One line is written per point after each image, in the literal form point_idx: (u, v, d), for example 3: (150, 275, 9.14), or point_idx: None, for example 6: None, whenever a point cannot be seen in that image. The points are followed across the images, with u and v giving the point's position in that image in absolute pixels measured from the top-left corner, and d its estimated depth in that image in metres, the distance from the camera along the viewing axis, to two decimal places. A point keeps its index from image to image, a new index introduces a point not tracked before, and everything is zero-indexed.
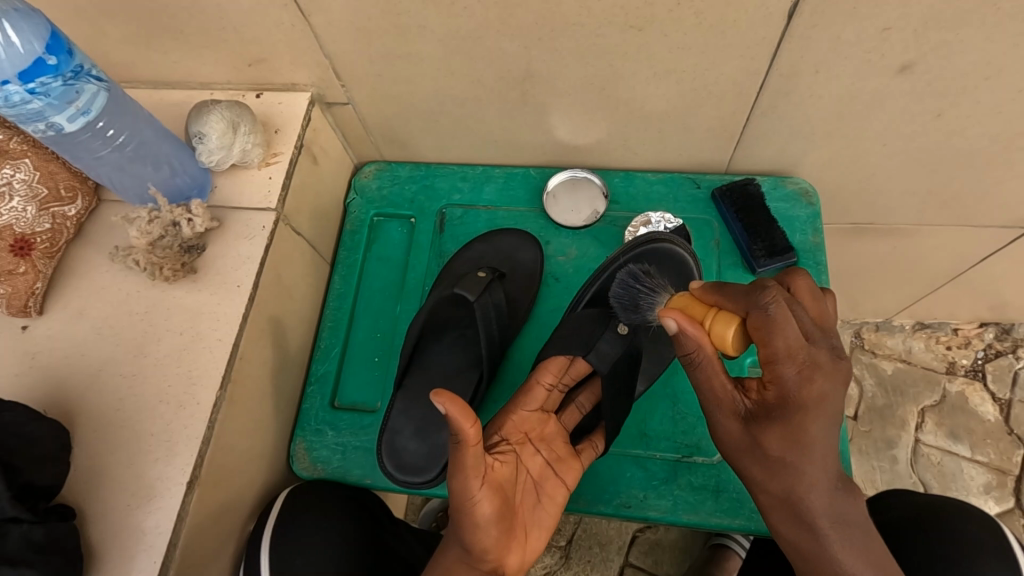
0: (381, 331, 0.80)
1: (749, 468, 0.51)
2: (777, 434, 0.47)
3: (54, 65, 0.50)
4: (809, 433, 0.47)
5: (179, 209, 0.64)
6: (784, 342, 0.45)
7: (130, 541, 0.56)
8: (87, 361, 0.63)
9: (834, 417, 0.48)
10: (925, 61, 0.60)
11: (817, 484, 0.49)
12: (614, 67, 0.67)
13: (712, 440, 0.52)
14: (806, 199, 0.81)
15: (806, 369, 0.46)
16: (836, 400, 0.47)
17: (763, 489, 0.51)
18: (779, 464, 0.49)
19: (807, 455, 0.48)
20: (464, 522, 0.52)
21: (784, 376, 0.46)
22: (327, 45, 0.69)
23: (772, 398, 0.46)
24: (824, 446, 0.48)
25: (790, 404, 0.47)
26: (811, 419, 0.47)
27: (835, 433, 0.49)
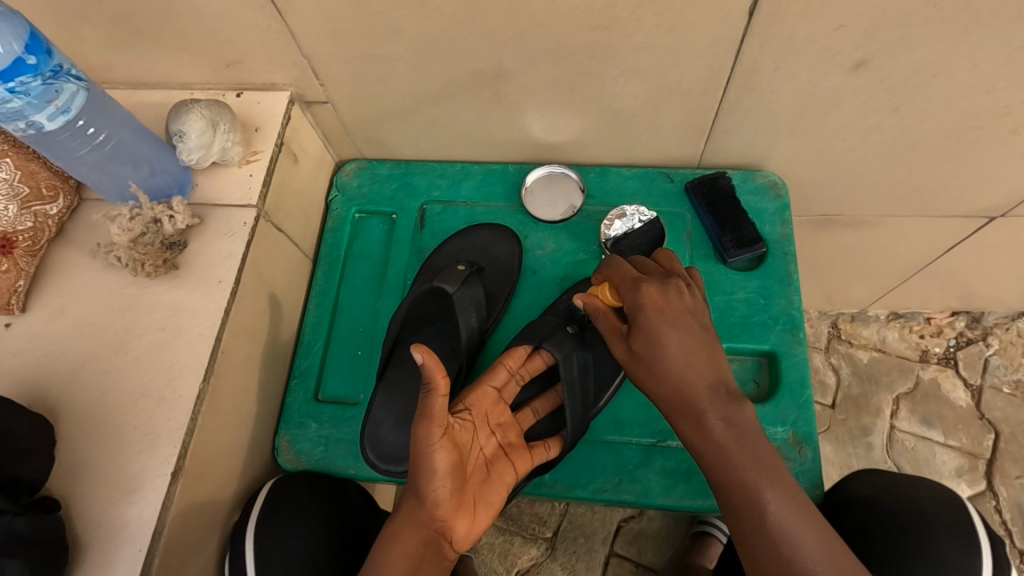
0: (363, 326, 0.81)
1: (642, 380, 0.60)
2: (654, 325, 0.59)
3: (33, 64, 0.51)
4: (659, 330, 0.59)
5: (160, 206, 0.65)
6: (628, 272, 0.64)
7: (114, 532, 0.57)
8: (69, 358, 0.64)
9: (689, 328, 0.59)
10: (878, 58, 0.63)
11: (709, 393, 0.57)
12: (584, 66, 0.69)
13: (619, 342, 0.62)
14: (775, 192, 0.83)
15: (669, 282, 0.61)
16: (679, 301, 0.60)
17: (660, 396, 0.59)
18: (654, 369, 0.59)
19: (676, 367, 0.58)
20: (419, 470, 0.54)
21: (635, 287, 0.61)
22: (303, 45, 0.70)
23: (659, 295, 0.60)
24: (683, 351, 0.58)
25: (671, 301, 0.60)
26: (654, 318, 0.59)
27: (696, 344, 0.59)
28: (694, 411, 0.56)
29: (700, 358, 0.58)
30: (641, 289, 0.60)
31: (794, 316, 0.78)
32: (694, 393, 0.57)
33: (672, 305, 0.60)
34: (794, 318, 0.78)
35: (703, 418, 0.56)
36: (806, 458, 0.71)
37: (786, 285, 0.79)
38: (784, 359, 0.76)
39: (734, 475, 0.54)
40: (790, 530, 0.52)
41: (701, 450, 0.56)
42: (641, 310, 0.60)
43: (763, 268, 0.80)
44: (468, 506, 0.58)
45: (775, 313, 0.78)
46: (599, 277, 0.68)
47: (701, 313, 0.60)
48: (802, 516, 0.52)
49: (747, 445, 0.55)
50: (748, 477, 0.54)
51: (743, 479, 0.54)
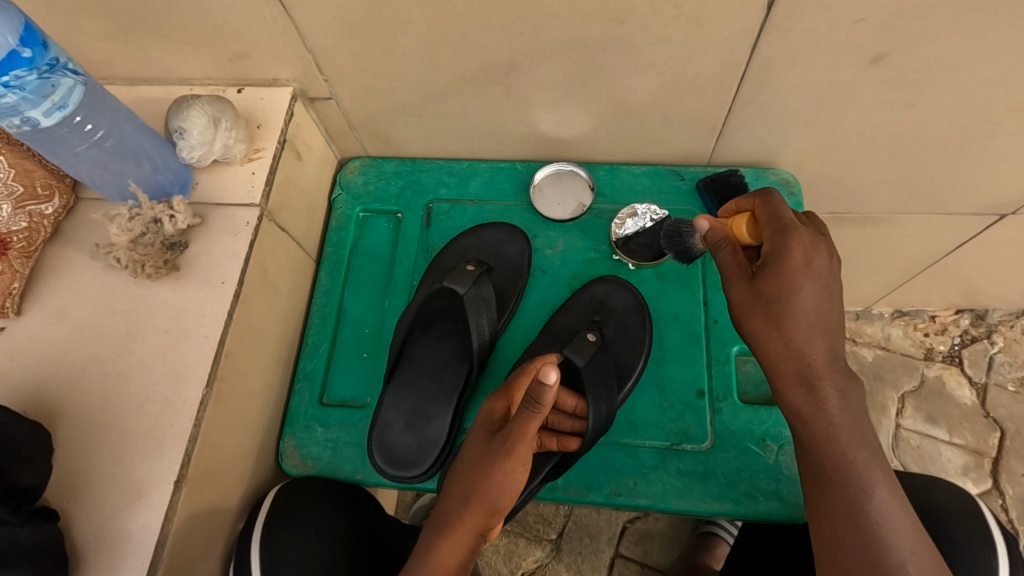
0: (369, 326, 0.80)
1: (752, 326, 0.61)
2: (799, 279, 0.58)
3: (29, 58, 0.49)
4: (803, 290, 0.58)
5: (160, 205, 0.63)
6: (777, 213, 0.61)
7: (117, 541, 0.55)
8: (68, 361, 0.61)
9: (830, 291, 0.59)
10: (898, 52, 0.62)
11: (822, 355, 0.58)
12: (597, 60, 0.67)
13: (743, 284, 0.61)
14: (788, 189, 0.82)
15: (820, 237, 0.59)
16: (827, 263, 0.59)
17: (770, 340, 0.59)
18: (779, 319, 0.58)
19: (802, 318, 0.58)
20: (496, 484, 0.54)
21: (781, 240, 0.59)
22: (307, 39, 0.68)
23: (809, 253, 0.58)
24: (814, 308, 0.58)
25: (822, 261, 0.58)
26: (800, 274, 0.58)
27: (827, 302, 0.59)
28: (812, 378, 0.58)
29: (831, 315, 0.59)
30: (791, 235, 0.58)
31: None
32: (816, 366, 0.58)
33: (815, 262, 0.58)
34: None
35: (818, 390, 0.57)
36: None
37: None
38: None
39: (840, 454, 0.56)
40: (888, 512, 0.54)
41: (809, 421, 0.58)
42: (782, 262, 0.58)
43: None
44: None
45: None
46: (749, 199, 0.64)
47: (828, 267, 0.59)
48: (900, 501, 0.55)
49: (851, 424, 0.57)
50: (857, 461, 0.56)
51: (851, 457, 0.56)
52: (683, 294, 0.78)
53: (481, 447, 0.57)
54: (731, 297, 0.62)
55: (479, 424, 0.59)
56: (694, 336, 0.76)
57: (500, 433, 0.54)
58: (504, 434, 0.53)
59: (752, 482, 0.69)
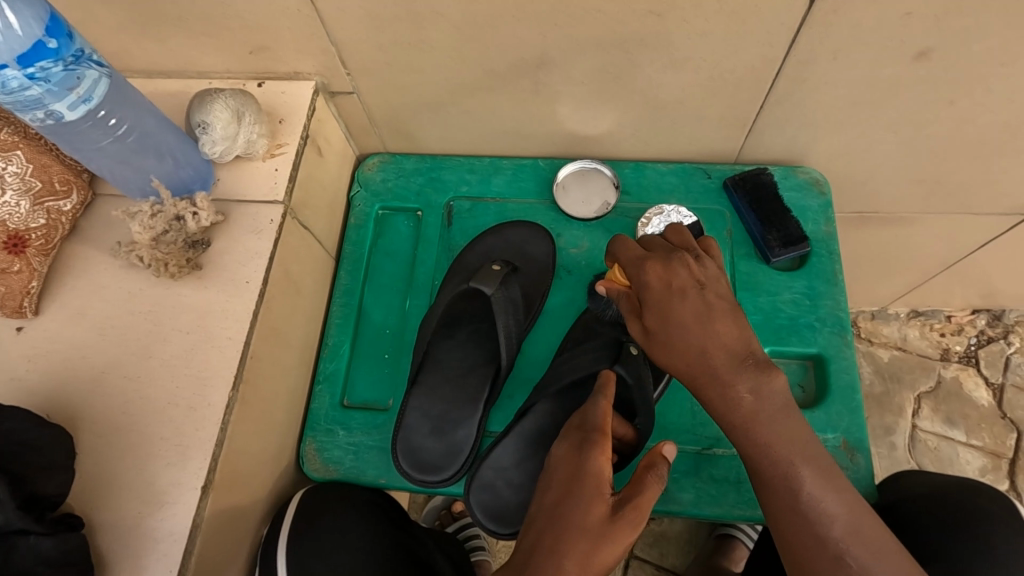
0: (390, 327, 0.78)
1: (659, 357, 0.57)
2: (668, 304, 0.56)
3: (54, 49, 0.47)
4: (673, 309, 0.56)
5: (183, 202, 0.61)
6: (633, 253, 0.60)
7: (143, 549, 0.53)
8: (88, 363, 0.60)
9: (706, 302, 0.56)
10: (943, 48, 0.60)
11: (732, 354, 0.55)
12: (631, 55, 0.65)
13: (635, 324, 0.59)
14: (818, 188, 0.80)
15: (672, 257, 0.58)
16: (687, 275, 0.57)
17: (675, 365, 0.57)
18: (670, 342, 0.56)
19: (689, 334, 0.55)
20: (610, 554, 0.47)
21: (639, 267, 0.59)
22: (332, 32, 0.66)
23: (662, 272, 0.57)
24: (696, 322, 0.55)
25: (681, 274, 0.57)
26: (664, 297, 0.56)
27: (708, 313, 0.56)
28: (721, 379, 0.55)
29: (727, 321, 0.56)
30: (645, 270, 0.58)
31: (842, 318, 0.75)
32: (715, 366, 0.55)
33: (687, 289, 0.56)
34: (841, 320, 0.75)
35: (732, 390, 0.55)
36: (858, 466, 0.69)
37: (832, 286, 0.76)
38: (832, 362, 0.73)
39: (764, 449, 0.54)
40: (822, 503, 0.52)
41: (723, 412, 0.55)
42: (649, 291, 0.57)
43: (807, 268, 0.77)
44: None
45: (822, 315, 0.75)
46: (610, 259, 0.65)
47: (688, 280, 0.57)
48: (836, 491, 0.53)
49: (776, 414, 0.54)
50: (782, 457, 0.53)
51: (775, 454, 0.54)
52: None
53: (602, 516, 0.49)
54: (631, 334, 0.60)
55: (583, 485, 0.50)
56: None
57: (626, 503, 0.49)
58: (631, 505, 0.49)
59: None
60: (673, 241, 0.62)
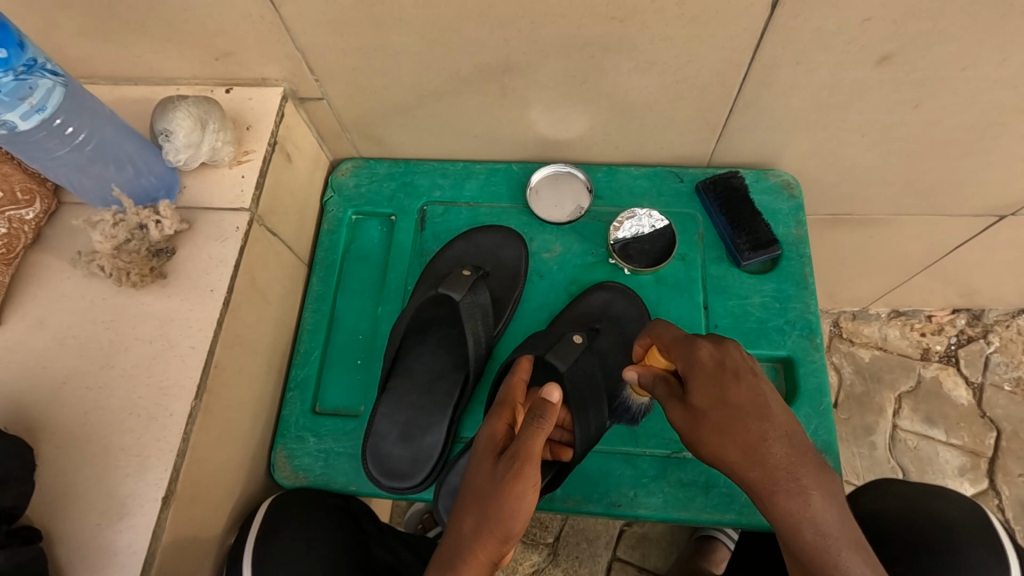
0: (362, 334, 0.78)
1: (705, 446, 0.51)
2: (721, 388, 0.50)
3: (3, 59, 0.46)
4: (730, 391, 0.50)
5: (146, 210, 0.61)
6: (681, 333, 0.56)
7: (100, 562, 0.53)
8: (49, 374, 0.59)
9: (761, 390, 0.50)
10: (905, 52, 0.61)
11: (795, 452, 0.48)
12: (597, 60, 0.65)
13: (676, 407, 0.53)
14: (788, 191, 0.81)
15: (723, 338, 0.54)
16: (741, 358, 0.52)
17: (725, 454, 0.49)
18: (722, 428, 0.50)
19: (744, 427, 0.49)
20: (504, 509, 0.50)
21: (688, 345, 0.54)
22: (297, 37, 0.66)
23: (716, 350, 0.53)
24: (749, 405, 0.49)
25: (736, 357, 0.52)
26: (711, 380, 0.51)
27: (768, 403, 0.50)
28: (791, 482, 0.47)
29: (778, 403, 0.50)
30: (696, 347, 0.53)
31: (811, 320, 0.76)
32: (781, 462, 0.47)
33: (762, 379, 0.51)
34: (810, 322, 0.75)
35: (806, 492, 0.47)
36: None
37: (801, 289, 0.77)
38: (801, 365, 0.74)
39: (836, 563, 0.45)
40: None
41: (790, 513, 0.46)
42: (696, 368, 0.52)
43: (778, 270, 0.78)
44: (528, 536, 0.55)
45: (792, 317, 0.76)
46: (646, 343, 0.61)
47: (743, 362, 0.52)
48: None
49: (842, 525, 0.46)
50: (843, 562, 0.45)
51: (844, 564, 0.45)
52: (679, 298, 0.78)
53: (486, 475, 0.52)
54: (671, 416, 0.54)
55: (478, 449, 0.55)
56: None
57: (505, 455, 0.52)
58: (509, 455, 0.51)
59: None
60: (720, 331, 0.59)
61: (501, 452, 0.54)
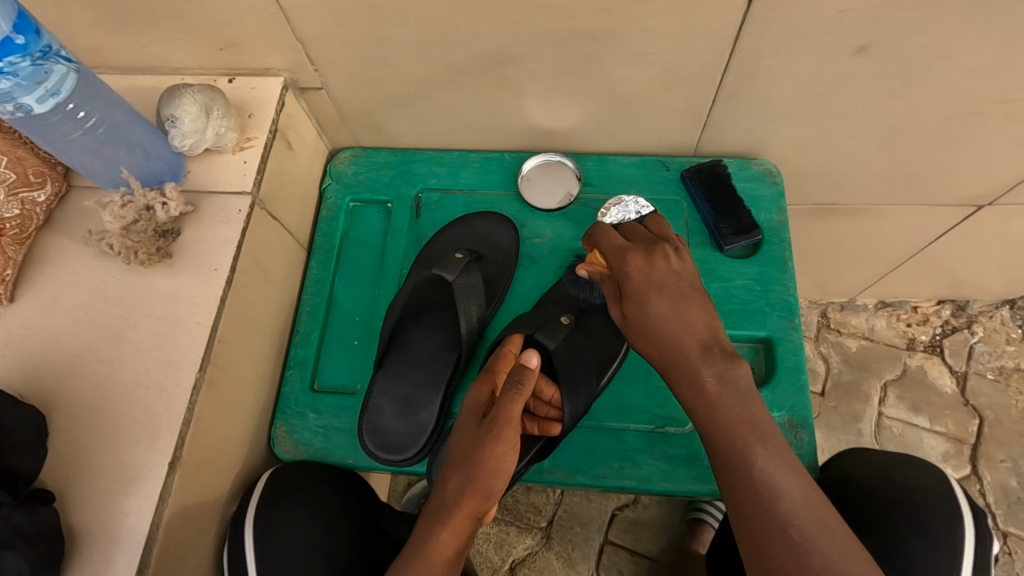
0: (359, 316, 0.81)
1: (635, 340, 0.61)
2: (645, 297, 0.60)
3: (21, 44, 0.50)
4: (650, 300, 0.59)
5: (153, 193, 0.64)
6: (615, 243, 0.65)
7: (110, 523, 0.56)
8: (61, 347, 0.62)
9: (679, 291, 0.60)
10: (879, 43, 0.64)
11: (701, 345, 0.58)
12: (585, 51, 0.68)
13: (614, 307, 0.63)
14: (771, 179, 0.84)
15: (652, 249, 0.63)
16: (665, 266, 0.61)
17: (648, 347, 0.60)
18: (646, 327, 0.59)
19: (659, 323, 0.59)
20: (486, 468, 0.54)
21: (620, 257, 0.63)
22: (299, 28, 0.69)
23: (643, 266, 0.61)
24: (667, 310, 0.59)
25: (661, 270, 0.61)
26: (637, 286, 0.60)
27: (683, 305, 0.59)
28: (693, 372, 0.57)
29: (697, 302, 0.60)
30: (626, 259, 0.62)
31: (791, 302, 0.78)
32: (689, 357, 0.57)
33: (690, 294, 0.60)
34: (790, 304, 0.78)
35: (699, 378, 0.57)
36: (802, 442, 0.72)
37: (782, 272, 0.80)
38: (781, 345, 0.77)
39: (750, 463, 0.53)
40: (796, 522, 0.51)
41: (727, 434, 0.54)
42: (627, 281, 0.61)
43: (760, 255, 0.81)
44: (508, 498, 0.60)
45: (772, 299, 0.79)
46: (588, 243, 0.70)
47: (668, 274, 0.61)
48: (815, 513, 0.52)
49: (742, 402, 0.56)
50: (770, 477, 0.53)
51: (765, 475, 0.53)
52: None
53: (470, 438, 0.57)
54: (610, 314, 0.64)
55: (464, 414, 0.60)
56: None
57: (486, 419, 0.56)
58: (489, 420, 0.56)
59: None
60: (654, 232, 0.68)
61: (482, 416, 0.58)
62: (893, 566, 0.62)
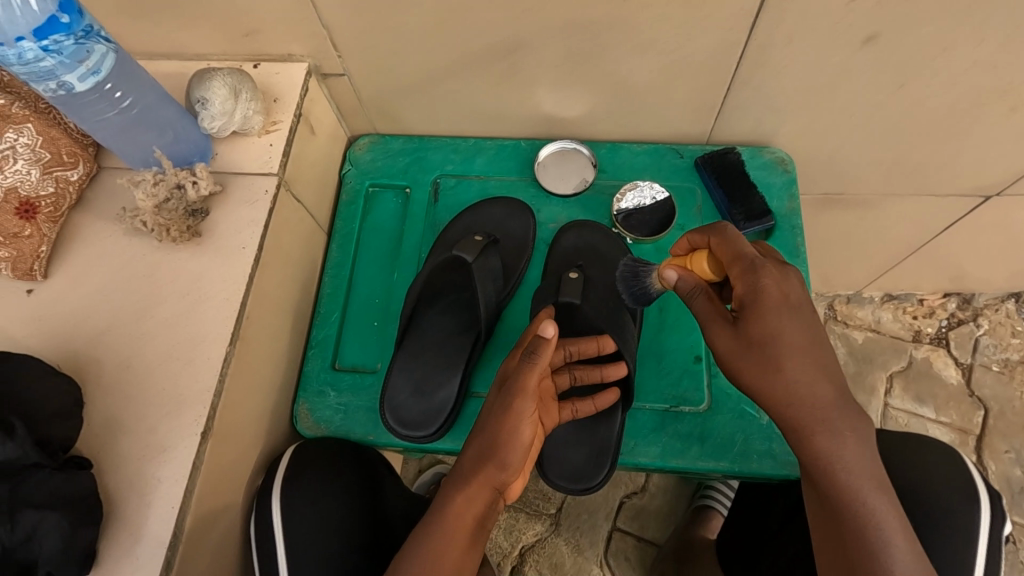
0: (378, 298, 0.83)
1: (741, 368, 0.57)
2: (778, 322, 0.54)
3: (66, 23, 0.51)
4: (784, 326, 0.54)
5: (183, 172, 0.66)
6: (743, 251, 0.57)
7: (143, 489, 0.57)
8: (93, 323, 0.64)
9: (815, 325, 0.55)
10: (888, 33, 0.65)
11: (834, 401, 0.54)
12: (600, 39, 0.70)
13: (725, 326, 0.57)
14: (783, 167, 0.85)
15: (787, 269, 0.57)
16: (800, 292, 0.56)
17: (767, 379, 0.55)
18: (778, 358, 0.54)
19: (793, 361, 0.54)
20: (502, 439, 0.57)
21: (754, 272, 0.56)
22: (323, 15, 0.70)
23: (779, 286, 0.55)
24: (804, 343, 0.54)
25: (795, 293, 0.56)
26: (771, 314, 0.54)
27: (812, 338, 0.55)
28: (825, 423, 0.54)
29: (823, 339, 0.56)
30: (762, 275, 0.55)
31: None
32: (819, 402, 0.54)
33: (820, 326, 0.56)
34: None
35: (834, 429, 0.54)
36: None
37: (793, 258, 0.82)
38: None
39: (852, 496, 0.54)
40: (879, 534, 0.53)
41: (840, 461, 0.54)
42: (756, 304, 0.55)
43: (771, 241, 0.83)
44: (527, 467, 0.62)
45: None
46: (700, 241, 0.61)
47: (803, 300, 0.56)
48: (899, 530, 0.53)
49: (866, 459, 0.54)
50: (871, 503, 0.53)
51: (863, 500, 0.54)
52: None
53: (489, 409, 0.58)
54: (714, 340, 0.58)
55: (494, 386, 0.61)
56: None
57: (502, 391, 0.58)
58: (505, 390, 0.57)
59: (745, 442, 0.72)
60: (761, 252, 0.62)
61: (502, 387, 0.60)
62: None
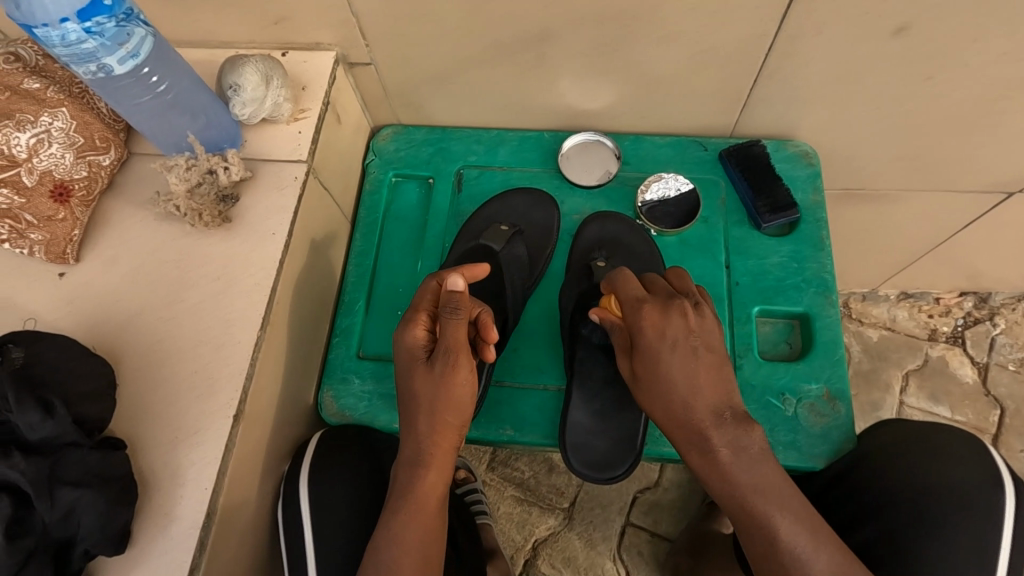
0: (402, 287, 0.83)
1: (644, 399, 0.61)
2: (660, 356, 0.58)
3: (109, 6, 0.52)
4: (664, 361, 0.57)
5: (215, 157, 0.66)
6: (636, 293, 0.61)
7: (176, 470, 0.58)
8: (125, 306, 0.64)
9: (693, 350, 0.58)
10: (920, 23, 0.65)
11: (717, 417, 0.57)
12: (629, 29, 0.70)
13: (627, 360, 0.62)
14: (807, 160, 0.85)
15: (671, 302, 0.59)
16: (682, 324, 0.58)
17: (655, 407, 0.60)
18: (653, 386, 0.58)
19: (673, 389, 0.57)
20: (445, 400, 0.56)
21: (635, 310, 0.60)
22: (353, 3, 0.70)
23: (661, 323, 0.58)
24: (680, 373, 0.57)
25: (677, 326, 0.58)
26: (650, 347, 0.58)
27: (696, 365, 0.58)
28: (704, 442, 0.56)
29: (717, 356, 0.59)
30: (642, 313, 0.59)
31: (827, 279, 0.80)
32: (699, 424, 0.57)
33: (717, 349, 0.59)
34: (826, 281, 0.80)
35: (710, 449, 0.56)
36: (839, 413, 0.74)
37: (818, 250, 0.81)
38: (817, 320, 0.78)
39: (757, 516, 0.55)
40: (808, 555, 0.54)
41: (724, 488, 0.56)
42: (642, 338, 0.58)
43: (796, 233, 0.82)
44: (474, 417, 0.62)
45: (808, 276, 0.80)
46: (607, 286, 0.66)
47: (682, 331, 0.58)
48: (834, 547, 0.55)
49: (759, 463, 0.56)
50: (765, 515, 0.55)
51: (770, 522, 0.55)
52: (700, 257, 0.83)
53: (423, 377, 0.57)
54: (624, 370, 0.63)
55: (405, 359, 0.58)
56: (718, 298, 0.80)
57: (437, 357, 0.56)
58: (440, 355, 0.56)
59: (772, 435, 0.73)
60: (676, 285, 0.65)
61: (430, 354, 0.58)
62: (931, 534, 0.64)
